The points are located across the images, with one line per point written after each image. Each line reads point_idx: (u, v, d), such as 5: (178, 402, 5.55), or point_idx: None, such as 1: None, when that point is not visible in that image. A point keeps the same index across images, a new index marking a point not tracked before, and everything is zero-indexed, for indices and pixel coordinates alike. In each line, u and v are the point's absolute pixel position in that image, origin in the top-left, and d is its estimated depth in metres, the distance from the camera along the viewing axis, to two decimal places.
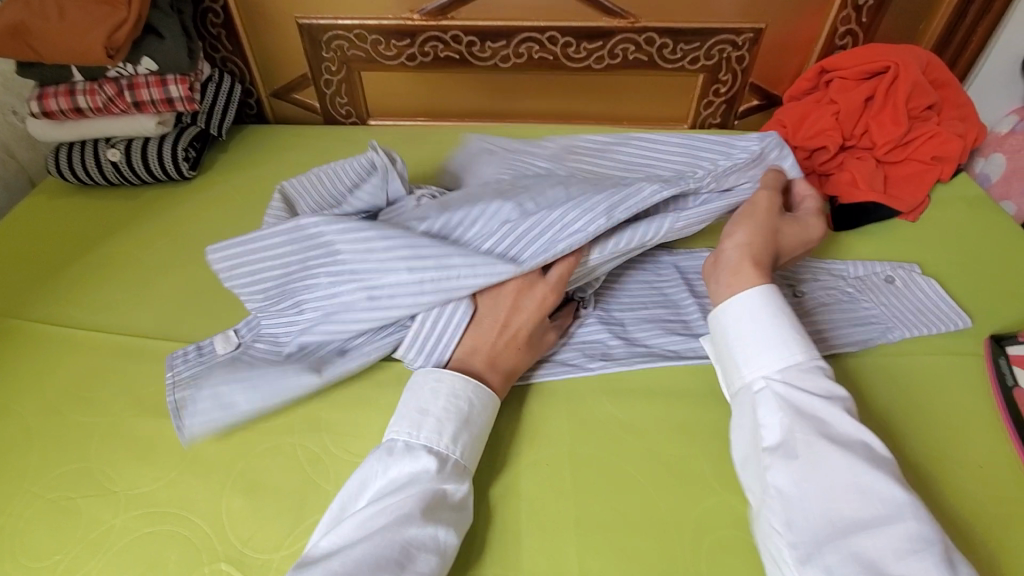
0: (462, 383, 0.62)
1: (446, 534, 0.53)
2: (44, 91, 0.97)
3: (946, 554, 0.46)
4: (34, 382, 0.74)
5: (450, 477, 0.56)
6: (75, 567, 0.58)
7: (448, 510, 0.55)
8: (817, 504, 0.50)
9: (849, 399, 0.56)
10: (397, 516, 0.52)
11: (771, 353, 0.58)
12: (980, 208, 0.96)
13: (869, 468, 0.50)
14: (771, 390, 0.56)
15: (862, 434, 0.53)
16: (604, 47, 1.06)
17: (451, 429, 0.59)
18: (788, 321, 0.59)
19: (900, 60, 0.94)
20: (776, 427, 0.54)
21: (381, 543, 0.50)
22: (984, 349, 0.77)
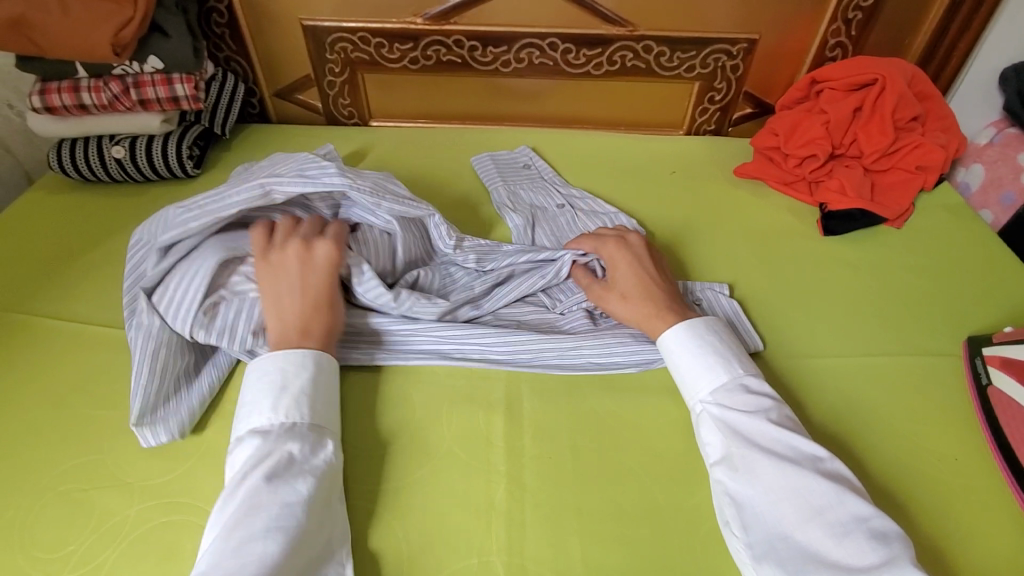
0: (270, 357, 0.64)
1: (304, 484, 0.57)
2: (47, 86, 0.97)
3: (879, 532, 0.52)
4: (41, 377, 0.74)
5: (282, 440, 0.59)
6: (91, 557, 0.59)
7: (297, 469, 0.58)
8: (762, 507, 0.55)
9: (779, 406, 0.62)
10: (247, 495, 0.55)
11: (703, 378, 0.65)
12: (961, 215, 1.01)
13: (801, 469, 0.56)
14: (708, 413, 0.63)
15: (791, 440, 0.59)
16: (603, 54, 1.09)
17: (277, 402, 0.61)
18: (711, 346, 0.66)
19: (886, 72, 0.98)
20: (718, 444, 0.61)
21: (235, 521, 0.53)
22: (961, 350, 0.81)
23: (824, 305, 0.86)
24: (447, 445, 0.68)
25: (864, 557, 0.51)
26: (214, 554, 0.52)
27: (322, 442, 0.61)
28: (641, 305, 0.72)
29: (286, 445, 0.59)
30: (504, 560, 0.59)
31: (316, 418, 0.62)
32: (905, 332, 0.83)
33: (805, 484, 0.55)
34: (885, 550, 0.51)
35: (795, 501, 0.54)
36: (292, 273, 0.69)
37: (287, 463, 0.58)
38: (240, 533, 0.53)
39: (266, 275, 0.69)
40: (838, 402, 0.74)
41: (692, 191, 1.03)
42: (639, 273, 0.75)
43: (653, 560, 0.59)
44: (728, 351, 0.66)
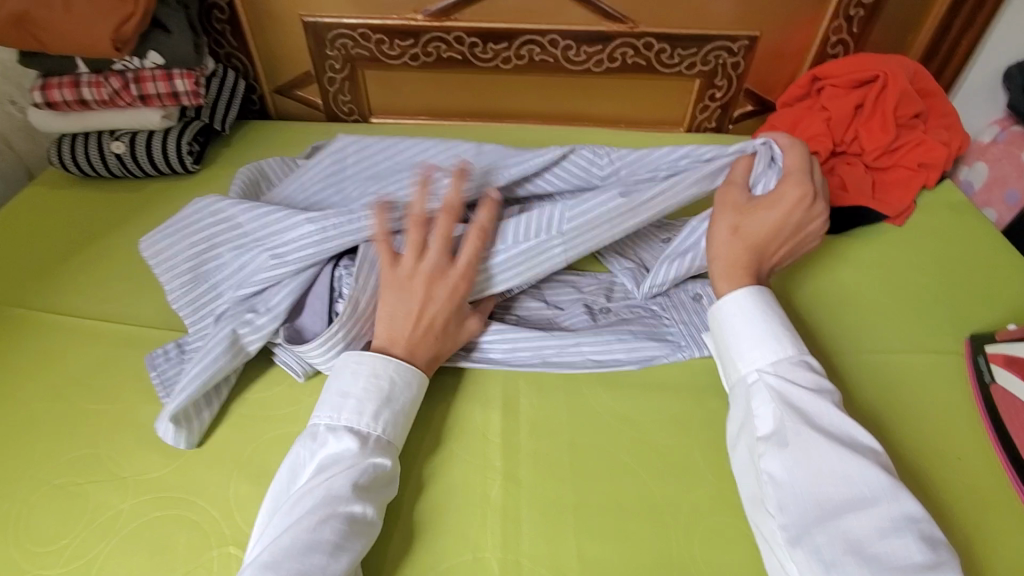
0: (382, 362, 0.62)
1: (372, 510, 0.56)
2: (47, 81, 0.97)
3: (926, 533, 0.50)
4: (39, 372, 0.74)
5: (373, 452, 0.58)
6: (85, 550, 0.59)
7: (376, 485, 0.57)
8: (807, 488, 0.53)
9: (836, 394, 0.60)
10: (327, 497, 0.54)
11: (764, 348, 0.62)
12: (964, 213, 1.00)
13: (854, 456, 0.53)
14: (764, 382, 0.60)
15: (849, 429, 0.56)
16: (604, 50, 1.09)
17: (376, 413, 0.60)
18: (776, 319, 0.64)
19: (888, 69, 0.98)
20: (771, 417, 0.58)
21: (311, 525, 0.52)
22: (964, 347, 0.80)
23: (823, 302, 0.86)
24: (443, 441, 0.68)
25: (909, 556, 0.49)
26: (279, 551, 0.50)
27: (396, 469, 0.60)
28: (743, 254, 0.68)
29: (376, 461, 0.58)
30: (499, 556, 0.59)
31: (400, 442, 0.61)
32: (907, 330, 0.82)
33: (861, 474, 0.53)
34: (932, 555, 0.49)
35: (846, 488, 0.52)
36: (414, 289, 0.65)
37: (371, 479, 0.57)
38: (313, 540, 0.51)
39: (398, 281, 0.66)
40: (837, 400, 0.73)
41: None
42: (772, 228, 0.68)
43: (650, 556, 0.59)
44: (794, 330, 0.64)
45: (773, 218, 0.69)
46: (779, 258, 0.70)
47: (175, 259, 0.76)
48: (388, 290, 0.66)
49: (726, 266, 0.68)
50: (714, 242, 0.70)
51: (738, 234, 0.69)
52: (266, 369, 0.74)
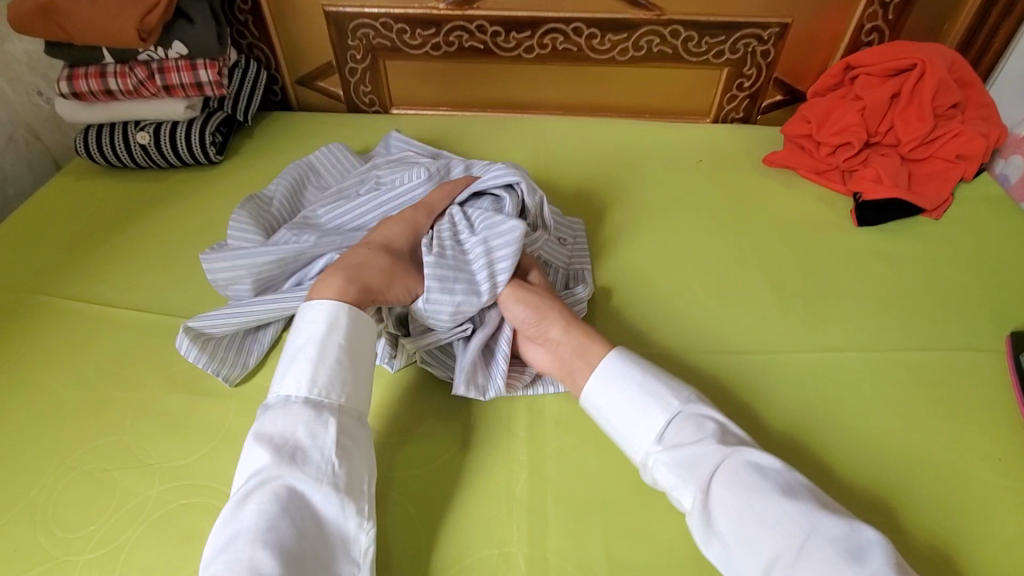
0: (293, 331, 0.63)
1: (299, 474, 0.54)
2: (73, 71, 0.97)
3: (861, 546, 0.48)
4: (68, 358, 0.75)
5: (286, 420, 0.57)
6: (112, 536, 0.59)
7: (298, 451, 0.55)
8: (739, 549, 0.51)
9: (722, 427, 0.58)
10: (252, 476, 0.54)
11: (645, 414, 0.59)
12: (1002, 207, 0.97)
13: (761, 498, 0.51)
14: (661, 456, 0.57)
15: (740, 463, 0.54)
16: (629, 39, 1.07)
17: (289, 372, 0.60)
18: (641, 376, 0.61)
19: (927, 57, 0.94)
20: (684, 491, 0.55)
21: (233, 511, 0.52)
22: (1005, 346, 0.77)
23: (856, 298, 0.83)
24: (468, 435, 0.67)
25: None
26: (211, 551, 0.51)
27: (321, 423, 0.57)
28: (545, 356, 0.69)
29: (283, 421, 0.57)
30: (524, 551, 0.58)
31: (318, 396, 0.59)
32: (943, 326, 0.80)
33: (771, 515, 0.50)
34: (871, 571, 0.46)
35: (767, 535, 0.50)
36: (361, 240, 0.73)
37: (282, 440, 0.55)
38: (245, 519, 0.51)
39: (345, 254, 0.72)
40: (874, 400, 0.71)
41: (718, 180, 1.01)
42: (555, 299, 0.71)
43: (678, 555, 0.57)
44: (661, 377, 0.61)
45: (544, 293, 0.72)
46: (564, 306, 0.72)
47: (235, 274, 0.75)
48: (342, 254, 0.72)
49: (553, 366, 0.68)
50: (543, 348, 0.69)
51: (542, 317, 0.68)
52: None
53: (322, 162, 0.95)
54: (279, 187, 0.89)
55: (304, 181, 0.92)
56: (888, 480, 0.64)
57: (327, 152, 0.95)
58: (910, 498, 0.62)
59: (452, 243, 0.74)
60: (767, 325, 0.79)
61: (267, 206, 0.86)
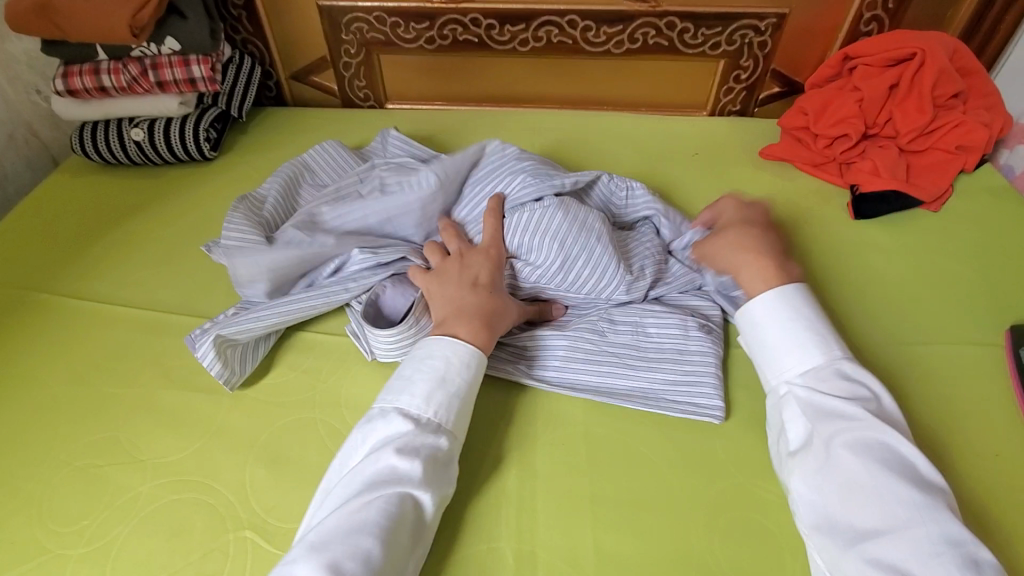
0: (437, 343, 0.63)
1: (425, 490, 0.55)
2: (68, 69, 0.98)
3: (969, 555, 0.47)
4: (62, 355, 0.76)
5: (424, 433, 0.58)
6: (105, 531, 0.60)
7: (433, 467, 0.56)
8: (837, 504, 0.52)
9: (874, 400, 0.57)
10: (383, 474, 0.54)
11: (799, 356, 0.61)
12: (1004, 198, 0.95)
13: (886, 473, 0.51)
14: (794, 395, 0.59)
15: (882, 441, 0.54)
16: (625, 31, 1.05)
17: (429, 391, 0.60)
18: (805, 323, 0.62)
19: (926, 45, 0.92)
20: (802, 429, 0.58)
21: (359, 505, 0.52)
22: (1004, 340, 0.76)
23: (853, 292, 0.82)
24: None
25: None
26: (326, 534, 0.50)
27: (454, 451, 0.58)
28: (745, 249, 0.69)
29: (431, 439, 0.57)
30: (514, 546, 0.58)
31: (455, 426, 0.60)
32: (941, 319, 0.79)
33: (888, 490, 0.50)
34: None
35: (874, 505, 0.50)
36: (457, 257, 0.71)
37: (429, 457, 0.56)
38: (365, 516, 0.51)
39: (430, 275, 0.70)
40: None
41: (714, 174, 1.00)
42: (749, 220, 0.73)
43: (667, 551, 0.57)
44: (831, 334, 0.62)
45: (733, 210, 0.75)
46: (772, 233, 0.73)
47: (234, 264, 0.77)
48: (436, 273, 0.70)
49: (741, 259, 0.68)
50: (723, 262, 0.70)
51: (721, 233, 0.72)
52: (283, 356, 0.74)
53: (316, 161, 0.94)
54: (272, 187, 0.89)
55: (300, 179, 0.91)
56: None
57: (327, 147, 0.95)
58: None
59: (536, 242, 0.71)
60: None
61: (260, 206, 0.85)
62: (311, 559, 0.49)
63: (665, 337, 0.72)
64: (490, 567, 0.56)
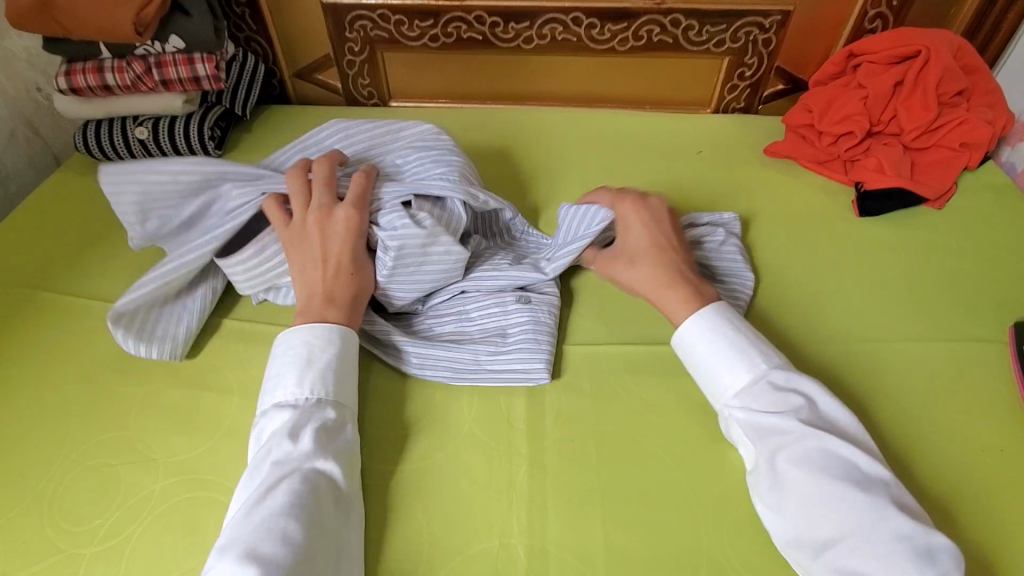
0: (294, 332, 0.65)
1: (325, 459, 0.58)
2: (72, 67, 0.97)
3: (924, 546, 0.49)
4: (70, 354, 0.76)
5: (305, 413, 0.60)
6: (118, 530, 0.60)
7: (327, 437, 0.59)
8: (795, 521, 0.53)
9: (807, 404, 0.59)
10: (279, 460, 0.56)
11: (729, 375, 0.62)
12: (1007, 195, 0.96)
13: (834, 479, 0.53)
14: (735, 418, 0.60)
15: (820, 447, 0.55)
16: (629, 29, 1.05)
17: (298, 375, 0.62)
18: (730, 336, 0.64)
19: (931, 43, 0.93)
20: (750, 450, 0.59)
21: (260, 496, 0.54)
22: (1007, 336, 0.77)
23: (857, 288, 0.83)
24: (466, 428, 0.67)
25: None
26: (234, 532, 0.52)
27: (345, 423, 0.61)
28: (652, 273, 0.70)
29: (315, 414, 0.60)
30: (525, 542, 0.58)
31: (340, 397, 0.62)
32: (946, 316, 0.80)
33: (840, 497, 0.52)
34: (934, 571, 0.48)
35: (827, 515, 0.52)
36: (314, 239, 0.69)
37: (320, 428, 0.59)
38: (270, 499, 0.53)
39: (296, 255, 0.70)
40: (874, 391, 0.71)
41: (718, 171, 1.00)
42: (655, 239, 0.72)
43: (678, 547, 0.57)
44: (756, 341, 0.63)
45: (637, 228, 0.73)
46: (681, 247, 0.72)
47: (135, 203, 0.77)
48: (290, 251, 0.70)
49: (652, 291, 0.69)
50: (635, 285, 0.71)
51: (631, 261, 0.72)
52: None
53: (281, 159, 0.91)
54: None
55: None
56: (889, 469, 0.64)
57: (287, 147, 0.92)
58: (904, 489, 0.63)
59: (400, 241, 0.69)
60: (768, 315, 0.79)
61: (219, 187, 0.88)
62: (226, 553, 0.50)
63: (492, 311, 0.75)
64: (502, 563, 0.57)
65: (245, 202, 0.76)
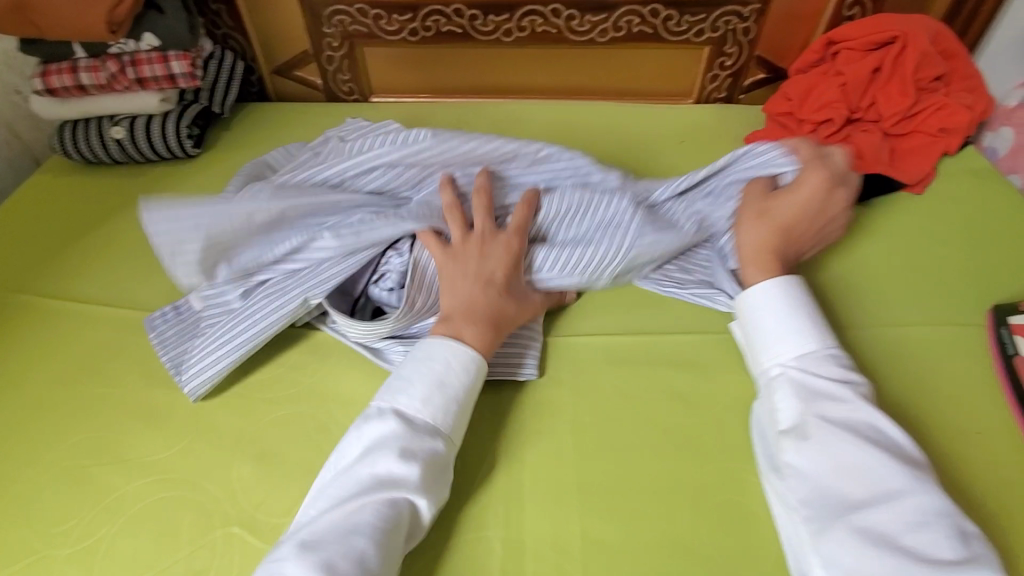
0: (437, 346, 0.63)
1: (419, 492, 0.54)
2: (47, 68, 0.97)
3: (958, 528, 0.48)
4: (47, 356, 0.75)
5: (419, 434, 0.57)
6: (92, 531, 0.60)
7: (433, 469, 0.56)
8: (832, 481, 0.52)
9: (864, 387, 0.59)
10: (383, 476, 0.54)
11: (793, 341, 0.62)
12: (988, 180, 0.96)
13: (885, 456, 0.52)
14: (787, 376, 0.60)
15: (876, 426, 0.55)
16: (608, 19, 1.05)
17: (424, 391, 0.60)
18: (805, 315, 0.63)
19: (907, 30, 0.93)
20: (792, 410, 0.58)
21: (351, 506, 0.52)
22: (986, 320, 0.77)
23: (838, 276, 0.83)
24: None
25: (940, 551, 0.47)
26: (319, 535, 0.50)
27: (449, 456, 0.58)
28: (767, 234, 0.69)
29: (427, 442, 0.57)
30: (501, 536, 0.58)
31: (454, 431, 0.60)
32: (926, 301, 0.80)
33: (881, 467, 0.51)
34: (964, 551, 0.47)
35: (867, 480, 0.51)
36: (470, 255, 0.69)
37: (427, 461, 0.56)
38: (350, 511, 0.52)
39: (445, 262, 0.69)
40: None
41: (699, 161, 1.00)
42: (798, 218, 0.69)
43: (653, 536, 0.57)
44: (825, 324, 0.63)
45: (797, 202, 0.70)
46: (807, 241, 0.71)
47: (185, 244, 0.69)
48: (449, 261, 0.69)
49: (756, 252, 0.68)
50: (744, 234, 0.70)
51: (764, 216, 0.70)
52: (265, 352, 0.74)
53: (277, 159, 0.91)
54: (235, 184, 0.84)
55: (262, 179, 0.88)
56: None
57: (281, 150, 0.92)
58: None
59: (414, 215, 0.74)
60: None
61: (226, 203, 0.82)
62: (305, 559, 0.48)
63: None
64: (479, 556, 0.57)
65: (337, 245, 0.71)
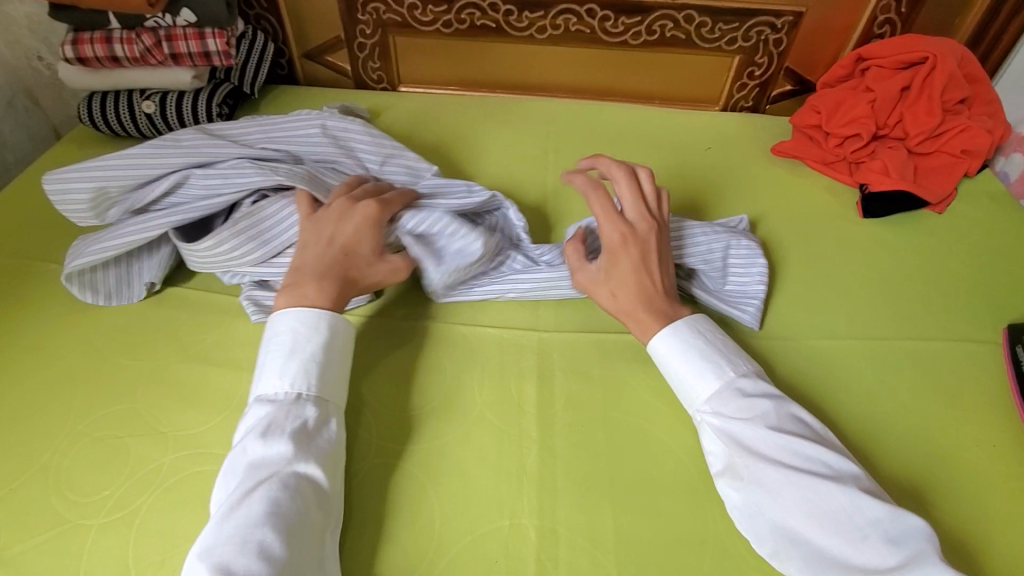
0: (279, 321, 0.64)
1: (308, 461, 0.57)
2: (78, 36, 0.95)
3: (898, 532, 0.51)
4: (77, 327, 0.75)
5: (292, 411, 0.59)
6: (126, 502, 0.60)
7: (309, 437, 0.58)
8: (773, 516, 0.54)
9: (772, 408, 0.59)
10: (257, 463, 0.55)
11: (700, 382, 0.63)
12: (1004, 202, 0.98)
13: (813, 480, 0.54)
14: (707, 422, 0.61)
15: (791, 448, 0.56)
16: (642, 22, 1.06)
17: (274, 369, 0.61)
18: (705, 345, 0.64)
19: (938, 51, 0.94)
20: (720, 454, 0.59)
21: (238, 499, 0.52)
22: (1001, 337, 0.79)
23: (858, 287, 0.85)
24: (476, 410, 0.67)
25: (883, 561, 0.50)
26: (212, 538, 0.50)
27: (327, 420, 0.60)
28: (629, 299, 0.68)
29: (297, 412, 0.59)
30: (535, 523, 0.59)
31: (321, 390, 0.61)
32: (943, 316, 0.82)
33: (815, 493, 0.53)
34: (901, 551, 0.51)
35: (803, 506, 0.53)
36: (327, 220, 0.71)
37: (297, 430, 0.58)
38: (250, 502, 0.52)
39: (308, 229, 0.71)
40: (871, 387, 0.73)
41: (725, 167, 1.01)
42: (639, 265, 0.68)
43: (684, 530, 0.59)
44: (725, 351, 0.64)
45: (626, 258, 0.68)
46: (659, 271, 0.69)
47: (78, 184, 0.75)
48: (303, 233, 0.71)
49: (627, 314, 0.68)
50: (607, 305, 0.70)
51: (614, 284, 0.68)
52: None
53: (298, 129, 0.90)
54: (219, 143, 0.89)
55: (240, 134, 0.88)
56: (892, 462, 0.66)
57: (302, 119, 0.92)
58: (902, 481, 0.65)
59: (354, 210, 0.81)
60: (773, 312, 0.81)
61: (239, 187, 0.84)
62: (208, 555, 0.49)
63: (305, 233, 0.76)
64: (513, 542, 0.58)
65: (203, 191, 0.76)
